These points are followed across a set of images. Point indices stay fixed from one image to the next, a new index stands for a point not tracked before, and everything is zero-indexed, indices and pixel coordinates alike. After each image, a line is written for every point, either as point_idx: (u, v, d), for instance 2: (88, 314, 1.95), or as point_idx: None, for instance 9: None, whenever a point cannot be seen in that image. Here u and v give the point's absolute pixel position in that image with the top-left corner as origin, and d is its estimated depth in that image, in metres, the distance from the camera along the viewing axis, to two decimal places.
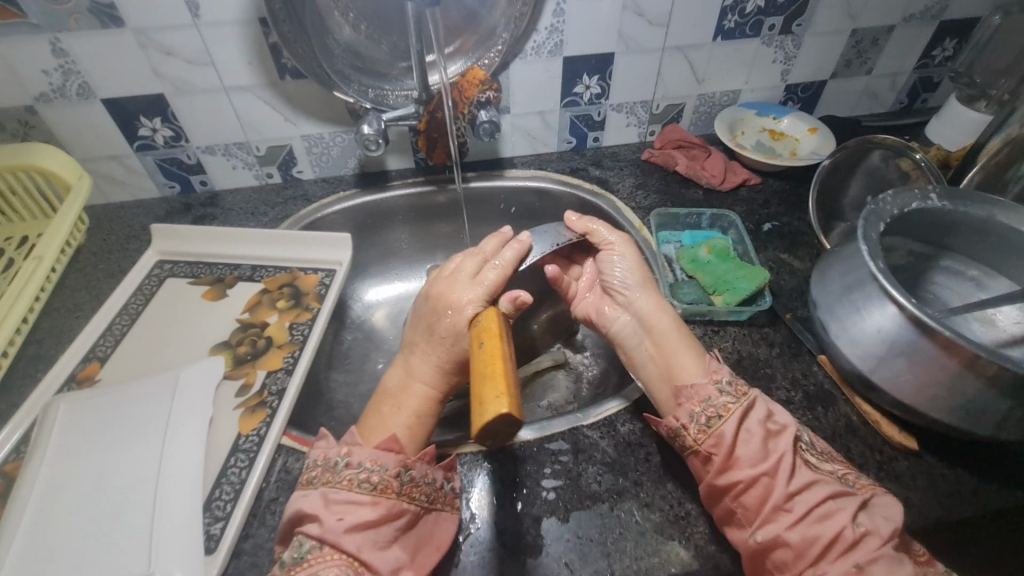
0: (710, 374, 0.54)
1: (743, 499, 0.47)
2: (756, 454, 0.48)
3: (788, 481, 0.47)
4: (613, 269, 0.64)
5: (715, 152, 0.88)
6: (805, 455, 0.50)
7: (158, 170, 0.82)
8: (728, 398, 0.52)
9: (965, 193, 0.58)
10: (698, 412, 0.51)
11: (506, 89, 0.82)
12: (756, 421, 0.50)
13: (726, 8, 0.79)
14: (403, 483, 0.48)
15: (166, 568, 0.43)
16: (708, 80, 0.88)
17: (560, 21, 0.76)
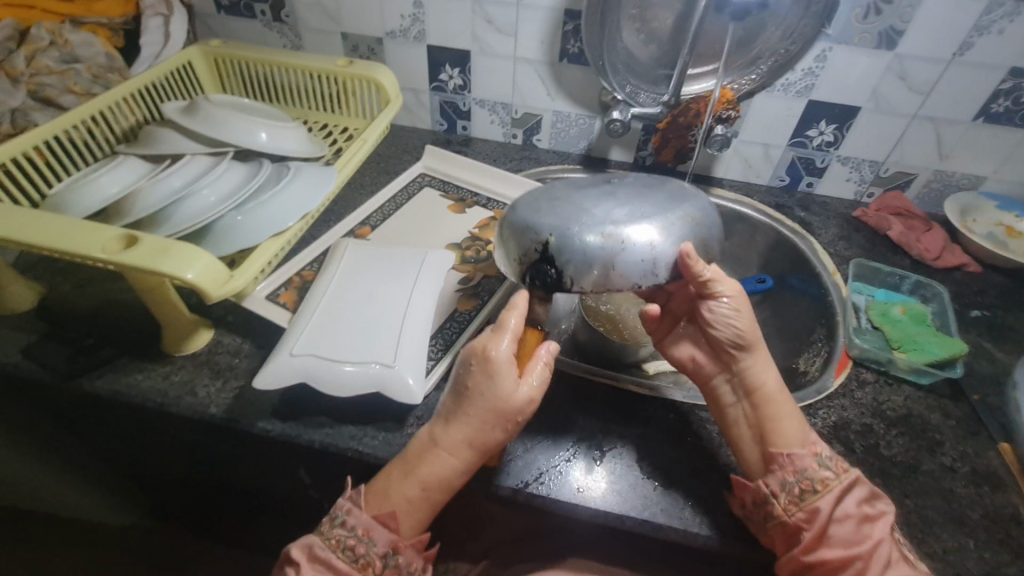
0: (809, 446, 0.52)
1: (827, 574, 0.48)
2: (850, 534, 0.48)
3: (881, 570, 0.47)
4: (720, 324, 0.55)
5: (936, 228, 0.86)
6: (900, 546, 0.49)
7: (438, 109, 1.03)
8: (828, 472, 0.51)
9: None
10: (789, 479, 0.51)
11: (743, 115, 0.89)
12: (852, 500, 0.50)
13: (999, 91, 0.78)
14: (385, 565, 0.49)
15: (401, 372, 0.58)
16: (952, 158, 0.87)
17: (819, 66, 0.82)
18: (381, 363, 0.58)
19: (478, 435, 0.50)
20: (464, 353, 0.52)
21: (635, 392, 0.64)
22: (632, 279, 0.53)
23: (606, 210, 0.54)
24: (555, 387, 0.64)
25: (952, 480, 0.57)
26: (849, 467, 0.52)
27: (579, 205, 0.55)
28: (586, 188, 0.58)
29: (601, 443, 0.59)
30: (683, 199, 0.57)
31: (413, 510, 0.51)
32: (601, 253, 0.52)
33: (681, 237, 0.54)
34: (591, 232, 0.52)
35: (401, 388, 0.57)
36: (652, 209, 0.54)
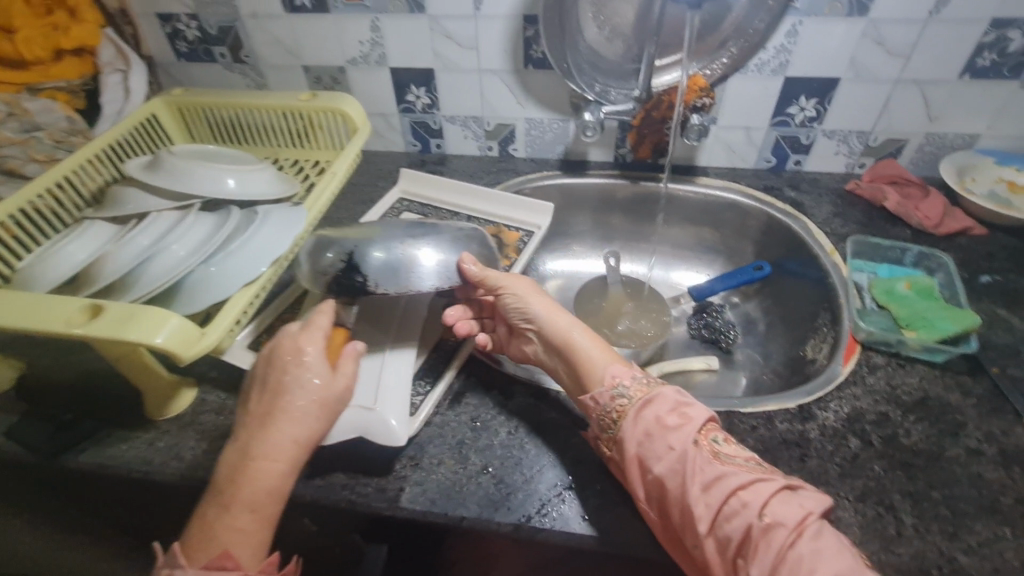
0: (607, 381, 0.55)
1: (662, 498, 0.48)
2: (665, 452, 0.49)
3: (694, 481, 0.47)
4: (522, 303, 0.61)
5: (935, 193, 0.83)
6: (715, 447, 0.49)
7: (409, 130, 1.01)
8: (624, 398, 0.53)
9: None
10: (600, 414, 0.54)
11: (719, 100, 0.87)
12: (651, 415, 0.51)
13: (983, 45, 0.75)
14: None
15: (385, 415, 0.56)
16: (942, 119, 0.83)
17: (790, 42, 0.79)
18: (360, 406, 0.57)
19: (307, 429, 0.51)
20: (271, 356, 0.54)
21: None
22: (429, 281, 0.58)
23: (404, 232, 0.61)
24: (553, 410, 0.61)
25: (980, 464, 0.54)
26: (652, 387, 0.54)
27: (383, 230, 0.62)
28: (394, 223, 0.65)
29: (605, 463, 0.56)
30: (465, 231, 0.66)
31: (249, 536, 0.48)
32: (399, 261, 0.58)
33: (471, 254, 0.62)
34: (391, 245, 0.59)
35: (381, 428, 0.56)
36: (446, 234, 0.63)
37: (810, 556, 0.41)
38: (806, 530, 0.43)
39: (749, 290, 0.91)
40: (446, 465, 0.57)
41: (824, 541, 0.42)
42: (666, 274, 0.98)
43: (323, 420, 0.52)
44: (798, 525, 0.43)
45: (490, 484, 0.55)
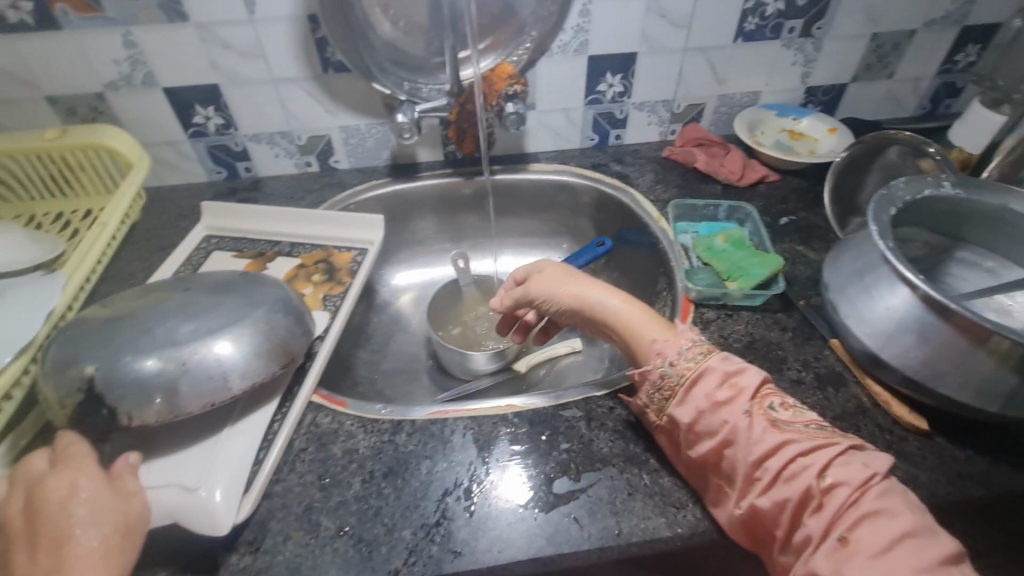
0: (652, 359, 0.51)
1: (713, 466, 0.48)
2: (717, 422, 0.47)
3: (749, 450, 0.45)
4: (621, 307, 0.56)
5: (734, 149, 0.91)
6: (775, 414, 0.47)
7: (208, 156, 0.88)
8: (673, 375, 0.50)
9: (971, 180, 0.61)
10: (648, 393, 0.52)
11: (533, 85, 0.86)
12: (702, 390, 0.48)
13: (746, 10, 0.82)
14: None
15: (211, 487, 0.48)
16: (729, 81, 0.91)
17: (585, 21, 0.80)
18: (181, 488, 0.48)
19: (108, 563, 0.40)
20: (33, 491, 0.42)
21: (496, 414, 0.58)
22: (204, 398, 0.48)
23: (167, 328, 0.48)
24: (409, 442, 0.56)
25: (802, 392, 0.59)
26: (699, 360, 0.50)
27: (136, 326, 0.48)
28: (159, 304, 0.51)
29: (472, 487, 0.52)
30: (259, 299, 0.54)
31: None
32: (158, 383, 0.46)
33: (261, 342, 0.51)
34: (145, 356, 0.46)
35: (202, 509, 0.47)
36: (227, 318, 0.51)
37: (871, 516, 0.40)
38: (871, 491, 0.41)
39: (597, 267, 0.93)
40: (294, 539, 0.49)
41: (888, 496, 0.41)
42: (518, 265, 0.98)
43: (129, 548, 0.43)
44: (863, 484, 0.42)
45: (347, 547, 0.48)
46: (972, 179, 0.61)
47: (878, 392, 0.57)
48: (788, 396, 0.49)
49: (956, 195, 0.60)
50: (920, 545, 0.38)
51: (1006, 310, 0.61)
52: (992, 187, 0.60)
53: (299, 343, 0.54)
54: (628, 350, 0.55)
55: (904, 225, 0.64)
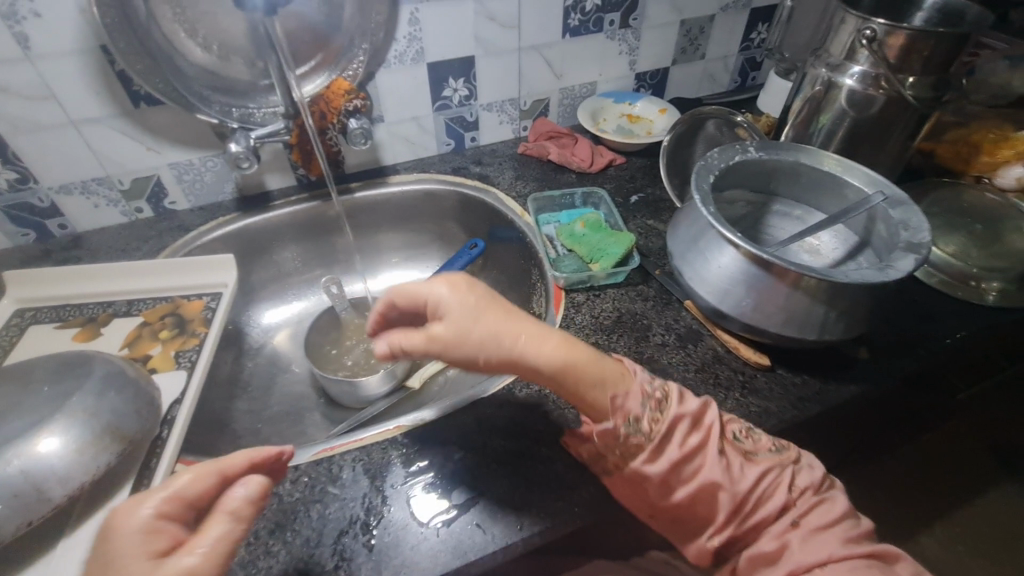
0: (617, 413, 0.50)
1: (690, 512, 0.49)
2: (689, 468, 0.49)
3: (725, 487, 0.48)
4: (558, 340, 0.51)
5: (581, 138, 0.96)
6: (741, 445, 0.51)
7: (6, 218, 0.76)
8: (640, 434, 0.50)
9: (773, 143, 0.69)
10: (609, 450, 0.51)
11: (376, 98, 0.85)
12: (674, 441, 0.50)
13: (568, 8, 0.87)
14: None
15: None
16: (566, 74, 0.96)
17: (416, 29, 0.80)
18: None
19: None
20: None
21: (385, 439, 0.57)
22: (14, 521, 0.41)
23: None
24: (294, 490, 0.53)
25: (667, 354, 0.65)
26: (663, 409, 0.51)
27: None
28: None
29: (369, 521, 0.50)
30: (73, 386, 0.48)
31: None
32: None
33: (79, 438, 0.45)
34: None
35: None
36: (28, 422, 0.44)
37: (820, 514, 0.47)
38: (813, 488, 0.49)
39: (475, 269, 0.94)
40: None
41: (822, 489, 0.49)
42: (396, 279, 0.96)
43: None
44: (810, 488, 0.49)
45: None
46: (772, 141, 0.70)
47: (729, 340, 0.64)
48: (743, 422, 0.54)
49: (761, 157, 0.68)
50: (853, 523, 0.47)
51: (815, 249, 0.71)
52: (788, 147, 0.69)
53: (134, 425, 0.49)
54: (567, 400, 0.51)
55: (727, 188, 0.72)
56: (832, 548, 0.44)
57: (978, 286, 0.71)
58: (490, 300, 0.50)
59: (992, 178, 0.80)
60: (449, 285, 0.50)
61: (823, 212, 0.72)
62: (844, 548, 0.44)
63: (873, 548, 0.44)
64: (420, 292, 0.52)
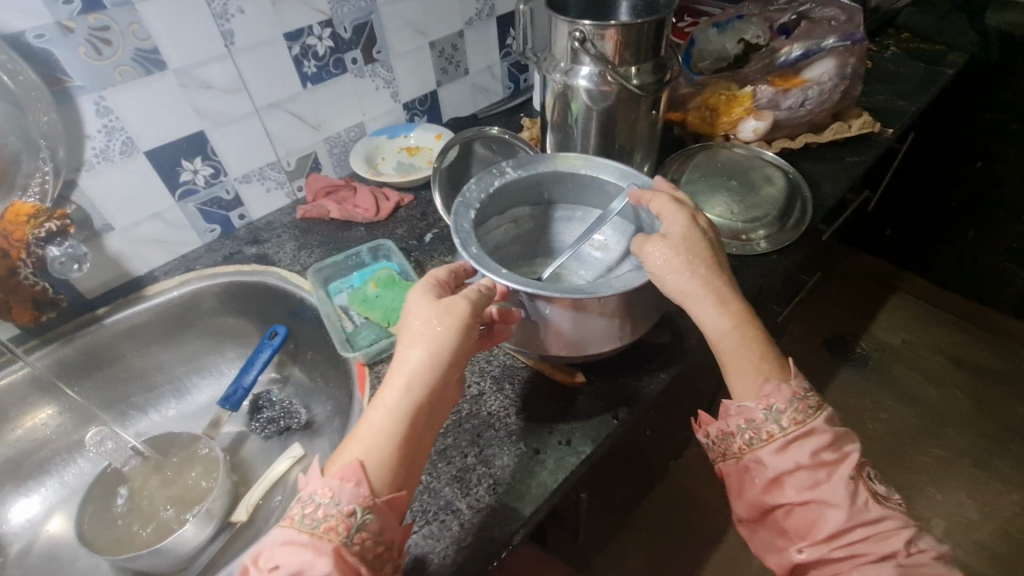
0: (796, 392, 0.54)
1: (792, 519, 0.51)
2: (807, 478, 0.50)
3: (842, 509, 0.48)
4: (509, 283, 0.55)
5: (361, 186, 0.89)
6: (874, 486, 0.51)
7: None
8: (776, 424, 0.52)
9: (529, 158, 0.68)
10: (740, 431, 0.54)
11: (91, 207, 0.71)
12: (814, 447, 0.51)
13: (297, 56, 0.80)
14: (354, 526, 0.44)
15: None
16: (324, 123, 0.89)
17: (112, 119, 0.68)
18: None
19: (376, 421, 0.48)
20: None
21: None
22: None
23: None
24: None
25: (486, 403, 0.61)
26: (808, 416, 0.52)
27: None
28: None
29: None
30: None
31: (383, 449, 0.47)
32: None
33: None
34: None
35: None
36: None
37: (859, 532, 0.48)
38: (867, 501, 0.49)
39: (285, 357, 0.84)
40: None
41: (896, 522, 0.49)
42: (194, 400, 0.82)
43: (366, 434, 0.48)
44: (861, 502, 0.49)
45: None
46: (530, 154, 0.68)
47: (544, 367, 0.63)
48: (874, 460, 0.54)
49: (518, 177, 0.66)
50: None
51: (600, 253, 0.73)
52: (545, 156, 0.68)
53: None
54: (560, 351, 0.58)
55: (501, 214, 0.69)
56: None
57: (748, 239, 0.77)
58: (696, 241, 0.57)
59: (736, 135, 0.88)
60: (689, 219, 0.57)
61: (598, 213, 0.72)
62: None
63: None
64: (664, 208, 0.59)
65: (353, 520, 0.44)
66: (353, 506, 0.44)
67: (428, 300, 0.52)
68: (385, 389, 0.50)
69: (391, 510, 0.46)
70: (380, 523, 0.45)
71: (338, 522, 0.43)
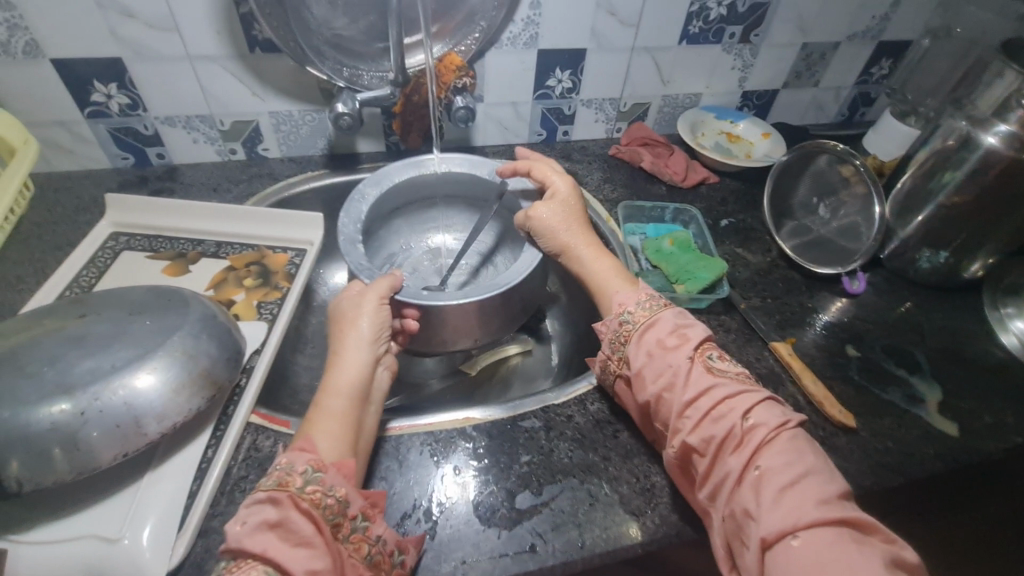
0: (618, 309, 0.58)
1: (657, 420, 0.53)
2: (658, 369, 0.53)
3: (684, 393, 0.51)
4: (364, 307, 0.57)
5: (678, 150, 0.92)
6: (715, 367, 0.53)
7: (111, 140, 0.77)
8: (631, 323, 0.57)
9: (385, 173, 0.72)
10: (608, 348, 0.58)
11: (482, 77, 0.83)
12: (654, 337, 0.55)
13: (691, 14, 0.83)
14: (305, 483, 0.44)
15: (137, 527, 0.45)
16: (673, 82, 0.92)
17: (536, 13, 0.77)
18: (95, 539, 0.43)
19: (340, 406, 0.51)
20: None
21: (451, 426, 0.57)
22: (113, 449, 0.42)
23: (58, 372, 0.42)
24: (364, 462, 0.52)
25: None
26: (655, 311, 0.57)
27: (18, 368, 0.41)
28: (41, 337, 0.44)
29: (433, 509, 0.50)
30: (179, 311, 0.51)
31: (343, 426, 0.50)
32: (53, 435, 0.40)
33: (174, 378, 0.45)
34: (46, 403, 0.40)
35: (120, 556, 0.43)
36: (131, 352, 0.44)
37: (780, 453, 0.46)
38: (783, 431, 0.48)
39: None
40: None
41: (731, 393, 0.50)
42: None
43: (327, 399, 0.51)
44: (775, 427, 0.48)
45: None
46: (392, 168, 0.73)
47: (810, 392, 0.61)
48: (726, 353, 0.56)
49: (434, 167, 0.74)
50: (821, 482, 0.44)
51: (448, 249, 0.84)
52: (403, 168, 0.74)
53: (226, 374, 0.50)
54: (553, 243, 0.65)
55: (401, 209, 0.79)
56: (798, 516, 0.42)
57: None
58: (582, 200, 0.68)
59: None
60: (570, 182, 0.68)
61: (451, 212, 0.83)
62: (819, 514, 0.41)
63: (839, 515, 0.42)
64: (550, 177, 0.69)
65: (303, 477, 0.44)
66: (304, 466, 0.45)
67: (377, 298, 0.57)
68: (327, 376, 0.53)
69: (340, 474, 0.46)
70: (332, 484, 0.45)
71: (292, 479, 0.44)
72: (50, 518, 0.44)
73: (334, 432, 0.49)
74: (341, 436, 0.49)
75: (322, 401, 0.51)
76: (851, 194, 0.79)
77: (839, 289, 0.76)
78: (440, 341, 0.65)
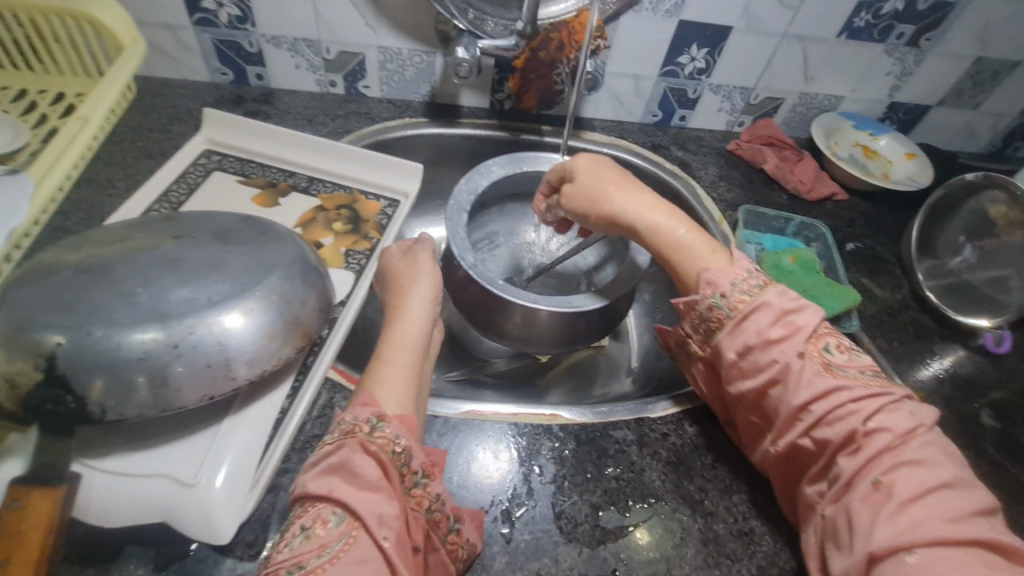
0: (704, 289, 0.48)
1: (755, 406, 0.46)
2: (759, 359, 0.45)
3: (797, 392, 0.43)
4: (414, 273, 0.54)
5: (807, 157, 0.83)
6: (828, 356, 0.45)
7: (213, 52, 0.73)
8: (724, 307, 0.47)
9: (518, 155, 0.67)
10: (694, 326, 0.50)
11: (610, 42, 0.75)
12: (753, 325, 0.45)
13: (862, 4, 0.73)
14: (372, 431, 0.40)
15: (213, 471, 0.41)
16: (816, 80, 0.82)
17: None
18: (174, 479, 0.40)
19: (406, 368, 0.46)
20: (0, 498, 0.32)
21: (535, 423, 0.52)
22: (200, 389, 0.39)
23: (145, 294, 0.38)
24: (440, 444, 0.49)
25: None
26: (754, 293, 0.47)
27: (111, 284, 0.38)
28: (133, 255, 0.41)
29: (511, 510, 0.46)
30: (280, 245, 0.47)
31: (411, 382, 0.46)
32: (141, 364, 0.37)
33: (268, 322, 0.42)
34: (133, 329, 0.37)
35: (199, 507, 0.39)
36: (228, 287, 0.41)
37: (910, 464, 0.40)
38: (913, 439, 0.41)
39: None
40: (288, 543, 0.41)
41: (852, 394, 0.43)
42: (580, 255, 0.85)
43: (393, 352, 0.47)
44: (905, 434, 0.41)
45: None
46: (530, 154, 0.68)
47: None
48: (843, 335, 0.47)
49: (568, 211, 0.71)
50: (954, 495, 0.38)
51: (546, 249, 0.77)
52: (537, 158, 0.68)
53: (318, 325, 0.46)
54: (591, 212, 0.55)
55: (514, 196, 0.72)
56: (915, 532, 0.36)
57: None
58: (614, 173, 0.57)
59: None
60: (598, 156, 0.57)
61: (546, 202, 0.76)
62: (945, 533, 0.36)
63: (970, 536, 0.36)
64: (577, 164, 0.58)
65: (370, 425, 0.40)
66: (368, 417, 0.41)
67: (429, 260, 0.55)
68: (388, 332, 0.50)
69: (404, 426, 0.41)
70: (398, 438, 0.40)
71: (355, 427, 0.40)
72: (129, 449, 0.41)
73: (398, 381, 0.45)
74: (410, 388, 0.45)
75: (386, 355, 0.47)
76: (1009, 241, 0.69)
77: (977, 344, 0.67)
78: (531, 326, 0.59)
